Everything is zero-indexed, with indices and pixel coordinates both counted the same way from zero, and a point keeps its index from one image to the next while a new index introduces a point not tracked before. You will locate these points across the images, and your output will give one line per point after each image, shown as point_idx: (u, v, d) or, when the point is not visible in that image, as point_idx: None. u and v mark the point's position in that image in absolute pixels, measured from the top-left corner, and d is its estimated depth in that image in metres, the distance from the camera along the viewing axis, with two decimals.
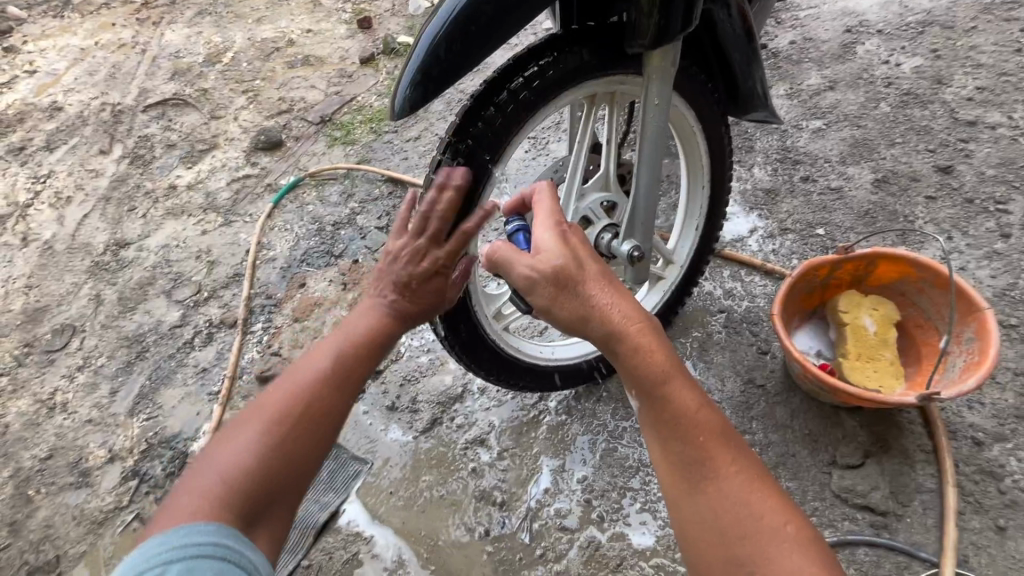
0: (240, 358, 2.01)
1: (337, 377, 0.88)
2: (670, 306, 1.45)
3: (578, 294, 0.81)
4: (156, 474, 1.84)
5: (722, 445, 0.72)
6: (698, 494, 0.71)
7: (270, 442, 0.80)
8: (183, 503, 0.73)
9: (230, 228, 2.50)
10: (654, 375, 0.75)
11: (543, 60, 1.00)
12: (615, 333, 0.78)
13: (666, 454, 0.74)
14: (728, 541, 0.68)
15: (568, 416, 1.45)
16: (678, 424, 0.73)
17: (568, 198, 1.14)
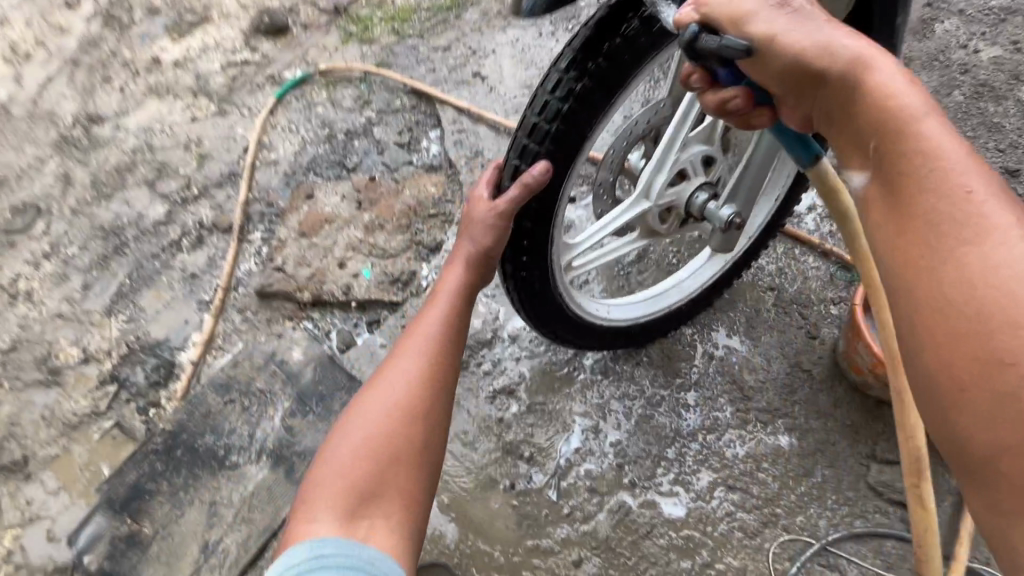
0: (236, 268, 1.83)
1: (425, 369, 0.90)
2: (728, 277, 1.35)
3: (802, 34, 0.73)
4: (138, 382, 1.69)
5: (993, 204, 0.60)
6: (953, 256, 0.60)
7: (372, 441, 0.82)
8: (303, 517, 0.77)
9: (225, 120, 2.20)
10: (904, 115, 0.66)
11: None
12: (855, 87, 0.69)
13: (911, 198, 0.64)
14: (1001, 322, 0.56)
15: (604, 376, 1.38)
16: (936, 162, 0.63)
17: (671, 146, 1.01)
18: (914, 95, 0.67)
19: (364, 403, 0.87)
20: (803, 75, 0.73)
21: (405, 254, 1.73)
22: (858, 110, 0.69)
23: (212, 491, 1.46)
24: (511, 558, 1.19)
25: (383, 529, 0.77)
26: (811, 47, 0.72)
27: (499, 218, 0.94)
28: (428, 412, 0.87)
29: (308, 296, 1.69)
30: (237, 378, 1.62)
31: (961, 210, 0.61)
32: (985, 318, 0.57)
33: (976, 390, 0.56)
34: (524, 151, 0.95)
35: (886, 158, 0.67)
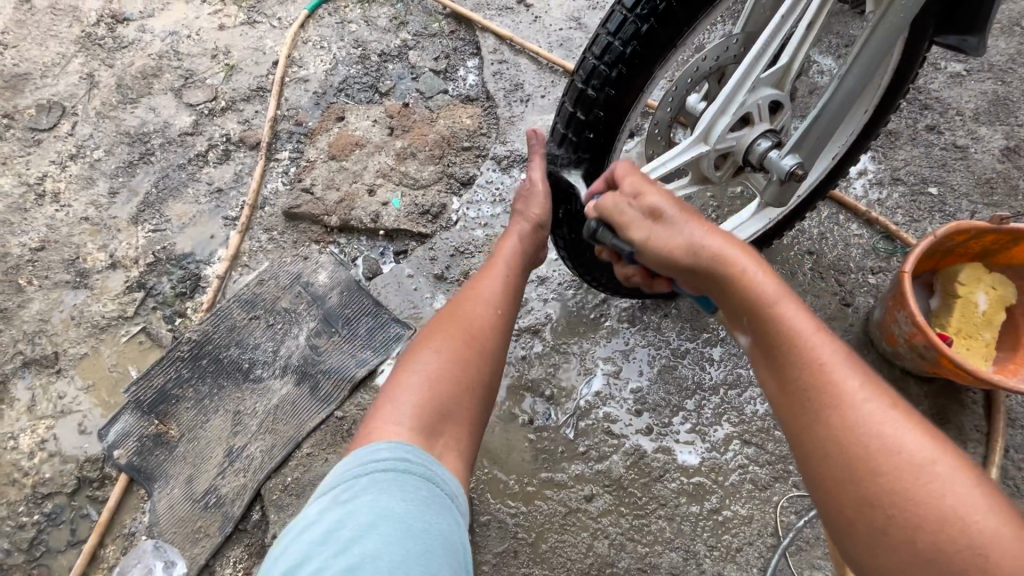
0: (263, 187, 1.81)
1: (497, 315, 0.91)
2: (767, 238, 1.32)
3: (669, 235, 0.81)
4: (165, 291, 1.70)
5: (843, 366, 0.65)
6: (823, 419, 0.63)
7: (448, 367, 0.83)
8: (383, 419, 0.76)
9: (254, 30, 2.11)
10: (762, 294, 0.71)
11: (635, 48, 0.86)
12: (716, 271, 0.76)
13: (780, 364, 0.68)
14: (869, 478, 0.59)
15: (630, 325, 1.37)
16: (792, 338, 0.67)
17: (738, 88, 0.96)
18: (764, 275, 0.72)
19: (440, 330, 0.87)
20: (677, 268, 0.81)
21: (436, 186, 1.69)
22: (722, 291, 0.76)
23: (236, 400, 1.51)
24: (524, 488, 1.23)
25: (454, 452, 0.77)
26: (677, 247, 0.80)
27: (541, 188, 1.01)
28: (495, 357, 0.88)
29: (336, 221, 1.67)
30: (262, 295, 1.63)
31: (819, 377, 0.64)
32: (856, 475, 0.59)
33: (865, 538, 0.58)
34: (592, 73, 0.89)
35: (756, 332, 0.72)
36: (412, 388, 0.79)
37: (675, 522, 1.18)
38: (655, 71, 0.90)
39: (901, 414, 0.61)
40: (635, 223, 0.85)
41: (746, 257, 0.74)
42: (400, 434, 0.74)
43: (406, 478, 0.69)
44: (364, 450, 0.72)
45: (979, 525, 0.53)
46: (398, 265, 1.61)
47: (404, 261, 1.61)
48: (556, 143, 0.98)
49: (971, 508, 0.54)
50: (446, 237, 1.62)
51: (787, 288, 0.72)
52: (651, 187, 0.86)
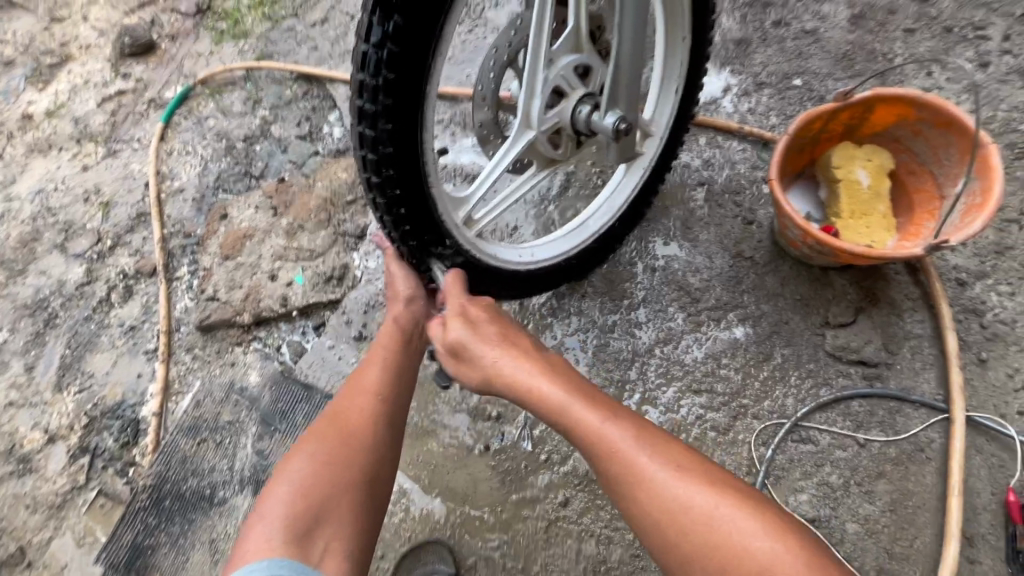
0: (172, 309, 1.76)
1: (377, 407, 0.94)
2: (649, 188, 1.30)
3: (475, 370, 0.93)
4: (110, 447, 1.64)
5: (633, 448, 0.79)
6: (634, 497, 0.76)
7: (324, 471, 0.86)
8: (258, 534, 0.79)
9: (118, 159, 2.07)
10: (556, 404, 0.84)
11: (392, 150, 0.82)
12: (523, 394, 0.88)
13: (596, 461, 0.81)
14: (681, 543, 0.72)
15: (553, 317, 1.34)
16: (588, 436, 0.81)
17: (535, 66, 0.93)
18: (554, 388, 0.86)
19: (318, 433, 0.91)
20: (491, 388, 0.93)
21: (333, 249, 1.67)
22: (530, 410, 0.89)
23: (208, 529, 1.47)
24: (500, 517, 1.19)
25: (334, 557, 0.80)
26: (487, 377, 0.92)
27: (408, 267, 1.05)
28: (378, 453, 0.91)
29: (249, 317, 1.64)
30: (203, 417, 1.58)
31: (618, 463, 0.78)
32: (673, 541, 0.73)
33: None
34: (361, 114, 0.79)
35: (575, 441, 0.84)
36: (290, 495, 0.83)
37: None
38: (426, 87, 0.81)
39: (686, 477, 0.75)
40: (452, 363, 0.98)
41: (540, 374, 0.88)
42: (273, 548, 0.77)
43: None
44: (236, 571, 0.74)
45: (757, 550, 0.68)
46: (319, 338, 1.58)
47: (324, 333, 1.58)
48: (367, 190, 0.88)
49: (751, 539, 0.69)
50: (357, 295, 1.60)
51: (575, 390, 0.86)
52: (453, 319, 0.96)
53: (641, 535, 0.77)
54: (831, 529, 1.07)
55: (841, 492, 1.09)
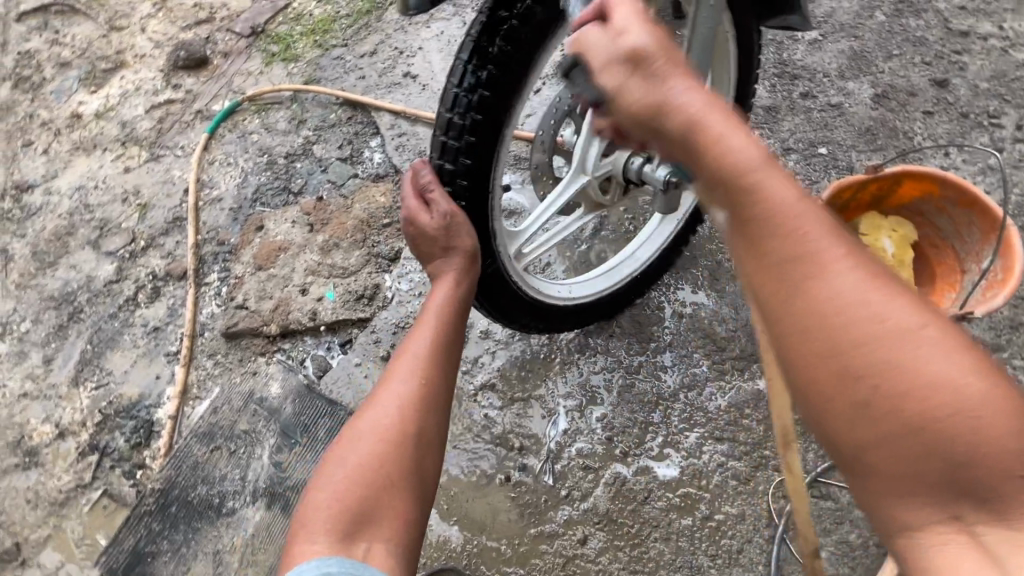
0: (198, 313, 1.78)
1: (422, 386, 0.87)
2: (683, 236, 1.35)
3: (647, 85, 0.65)
4: (120, 446, 1.63)
5: (825, 235, 0.57)
6: (804, 289, 0.56)
7: (366, 466, 0.79)
8: (300, 540, 0.73)
9: (159, 164, 2.14)
10: (747, 162, 0.59)
11: (466, 182, 0.91)
12: (680, 126, 0.63)
13: (755, 237, 0.58)
14: (857, 361, 0.53)
15: (581, 354, 1.38)
16: (765, 203, 0.58)
17: (595, 119, 1.00)
18: (741, 137, 0.60)
19: (359, 425, 0.83)
20: (650, 129, 0.66)
21: (366, 269, 1.71)
22: (667, 137, 0.65)
23: (213, 539, 1.43)
24: (518, 549, 1.19)
25: (382, 551, 0.73)
26: (651, 103, 0.65)
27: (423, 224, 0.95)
28: (423, 437, 0.84)
29: (276, 328, 1.66)
30: (219, 424, 1.58)
31: (799, 244, 0.57)
32: (840, 359, 0.54)
33: (845, 402, 0.54)
34: (443, 149, 0.89)
35: (727, 197, 0.61)
36: (335, 489, 0.77)
37: (672, 541, 1.16)
38: (503, 131, 0.90)
39: (886, 290, 0.55)
40: (606, 67, 0.69)
41: (724, 119, 0.62)
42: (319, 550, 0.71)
43: None
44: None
45: (970, 391, 0.50)
46: (345, 355, 1.61)
47: (350, 350, 1.61)
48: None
49: (961, 370, 0.51)
50: (385, 316, 1.63)
51: (767, 151, 0.61)
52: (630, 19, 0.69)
53: (797, 329, 0.56)
54: None
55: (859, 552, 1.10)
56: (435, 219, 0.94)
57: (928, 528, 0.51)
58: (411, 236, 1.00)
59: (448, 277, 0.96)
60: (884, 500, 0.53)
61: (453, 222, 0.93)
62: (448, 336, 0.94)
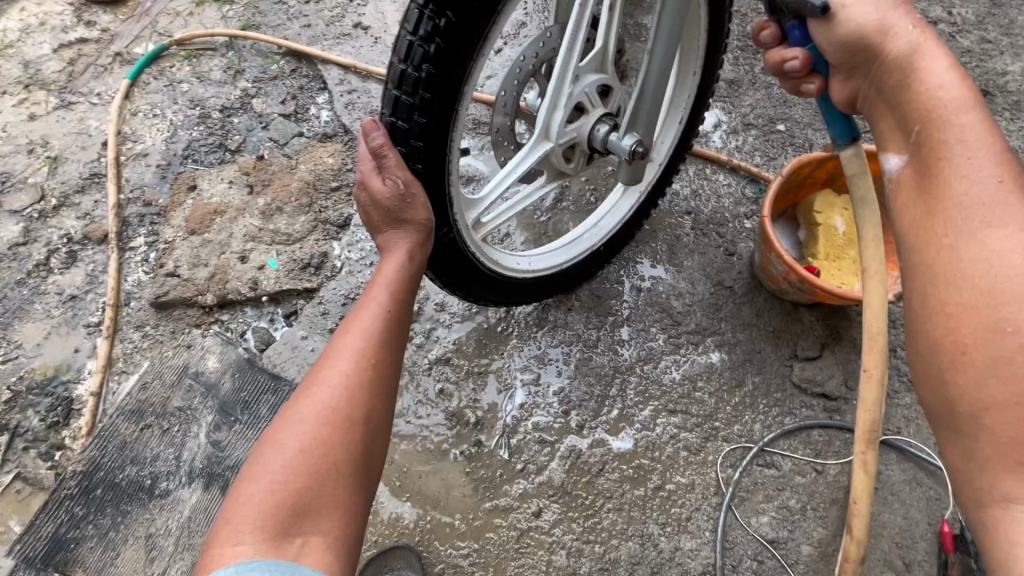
0: (122, 281, 1.61)
1: (371, 365, 0.80)
2: (644, 209, 1.33)
3: (877, 14, 0.73)
4: (34, 426, 1.47)
5: (1006, 202, 0.65)
6: (971, 237, 0.65)
7: (304, 454, 0.72)
8: (224, 536, 0.67)
9: (72, 112, 1.90)
10: (953, 110, 0.68)
11: (422, 143, 0.84)
12: (901, 61, 0.72)
13: (940, 180, 0.68)
14: (1002, 314, 0.61)
15: (538, 328, 1.36)
16: (969, 159, 0.67)
17: (560, 81, 0.94)
18: (957, 97, 0.69)
19: (298, 407, 0.76)
20: (858, 66, 0.75)
21: (312, 236, 1.60)
22: (899, 92, 0.73)
23: (145, 523, 1.33)
24: (472, 524, 1.17)
25: (318, 547, 0.68)
26: (876, 27, 0.73)
27: (376, 191, 0.86)
28: (369, 421, 0.78)
29: (211, 299, 1.54)
30: (148, 401, 1.45)
31: (978, 200, 0.65)
32: (992, 306, 0.62)
33: (975, 345, 0.62)
34: (396, 105, 0.81)
35: (926, 141, 0.70)
36: (266, 481, 0.70)
37: (624, 511, 1.17)
38: (462, 87, 0.83)
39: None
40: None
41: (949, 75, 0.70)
42: (246, 549, 0.65)
43: None
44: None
45: None
46: (290, 327, 1.51)
47: (295, 322, 1.51)
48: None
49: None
50: (333, 286, 1.54)
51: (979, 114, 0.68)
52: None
53: (942, 271, 0.66)
54: (787, 550, 1.13)
55: (798, 516, 1.15)
56: (388, 187, 0.85)
57: (1014, 481, 0.58)
58: (362, 202, 0.91)
59: (404, 247, 0.89)
60: (981, 447, 0.60)
61: (407, 194, 0.86)
62: (398, 310, 0.87)
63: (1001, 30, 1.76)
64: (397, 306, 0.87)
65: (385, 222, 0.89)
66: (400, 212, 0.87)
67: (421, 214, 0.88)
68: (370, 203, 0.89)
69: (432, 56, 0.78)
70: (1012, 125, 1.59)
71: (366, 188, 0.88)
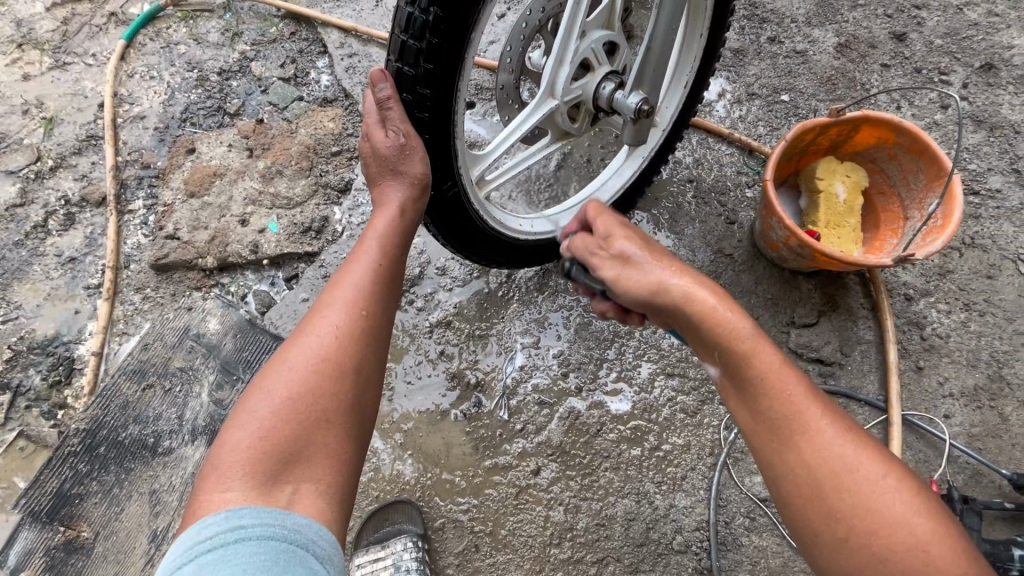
0: (122, 244, 1.61)
1: (360, 317, 0.80)
2: (647, 175, 1.33)
3: (644, 274, 0.75)
4: (37, 385, 1.47)
5: (803, 402, 0.67)
6: (790, 441, 0.66)
7: (296, 402, 0.73)
8: (214, 482, 0.67)
9: (67, 73, 1.87)
10: (739, 335, 0.69)
11: (428, 92, 0.83)
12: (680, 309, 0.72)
13: (751, 393, 0.69)
14: (833, 501, 0.63)
15: (539, 293, 1.37)
16: (764, 377, 0.68)
17: (568, 36, 0.93)
18: (742, 325, 0.70)
19: (287, 357, 0.76)
20: (651, 309, 0.76)
21: (312, 200, 1.59)
22: (690, 328, 0.73)
23: (148, 480, 1.34)
24: (471, 481, 1.20)
25: (309, 495, 0.70)
26: (648, 287, 0.74)
27: (379, 143, 0.86)
28: (359, 373, 0.78)
29: (212, 261, 1.53)
30: (150, 361, 1.46)
31: (784, 410, 0.67)
32: (824, 499, 0.63)
33: (822, 531, 0.64)
34: (402, 50, 0.80)
35: (727, 366, 0.71)
36: (251, 434, 0.70)
37: (621, 470, 1.20)
38: (471, 33, 0.82)
39: (858, 443, 0.66)
40: (603, 262, 0.80)
41: (720, 302, 0.71)
42: (233, 497, 0.66)
43: (237, 547, 0.62)
44: (191, 530, 0.64)
45: (922, 528, 0.60)
46: (290, 290, 1.50)
47: (296, 285, 1.51)
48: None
49: (913, 515, 0.61)
50: (335, 250, 1.53)
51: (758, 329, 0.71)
52: (614, 228, 0.82)
53: (774, 468, 0.67)
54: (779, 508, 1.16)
55: None
56: (390, 139, 0.85)
57: None
58: (363, 155, 0.91)
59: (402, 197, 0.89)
60: None
61: (408, 144, 0.86)
62: (389, 265, 0.86)
63: (1010, 2, 1.74)
64: (390, 260, 0.86)
65: (384, 176, 0.88)
66: (400, 164, 0.87)
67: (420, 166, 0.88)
68: (371, 157, 0.89)
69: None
70: (1016, 99, 1.58)
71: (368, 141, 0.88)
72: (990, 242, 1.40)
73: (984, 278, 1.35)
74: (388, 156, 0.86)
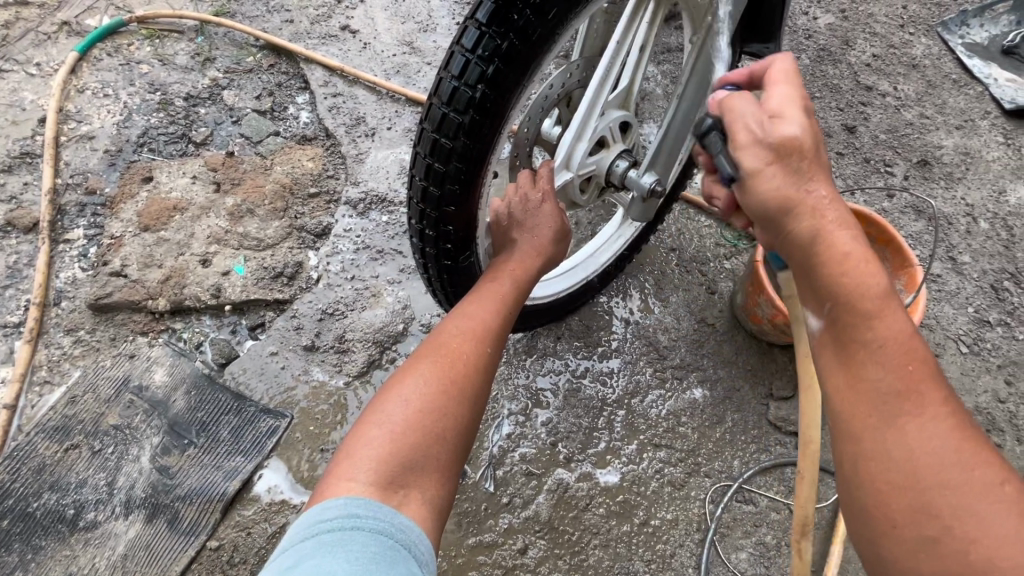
0: (53, 279, 1.42)
1: (487, 330, 0.86)
2: (638, 243, 1.36)
3: (784, 179, 0.65)
4: None
5: (927, 380, 0.59)
6: (897, 422, 0.58)
7: (427, 408, 0.74)
8: (341, 471, 0.68)
9: (4, 82, 1.68)
10: (871, 288, 0.61)
11: (463, 165, 0.81)
12: (807, 237, 0.64)
13: (867, 354, 0.60)
14: (931, 497, 0.55)
15: (528, 355, 1.34)
16: (887, 343, 0.60)
17: (587, 113, 0.94)
18: (876, 275, 0.62)
19: (418, 364, 0.79)
20: (766, 215, 0.68)
21: (285, 243, 1.48)
22: (811, 252, 0.64)
23: (62, 561, 1.13)
24: (454, 561, 1.11)
25: (418, 501, 0.68)
26: (783, 199, 0.65)
27: (543, 204, 0.98)
28: (480, 385, 0.81)
29: (164, 304, 1.38)
30: (76, 418, 1.26)
31: (905, 377, 0.59)
32: (919, 492, 0.56)
33: (903, 531, 0.56)
34: (442, 122, 0.79)
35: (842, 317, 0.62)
36: (388, 422, 0.73)
37: (611, 547, 1.15)
38: (511, 112, 0.81)
39: (975, 443, 0.57)
40: (747, 141, 0.68)
41: (852, 239, 0.63)
42: (358, 487, 0.66)
43: (353, 535, 0.60)
44: (314, 509, 0.63)
45: None
46: (255, 340, 1.38)
47: (262, 335, 1.38)
48: (418, 200, 0.86)
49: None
50: (309, 299, 1.41)
51: (892, 290, 0.62)
52: (786, 101, 0.69)
53: (863, 443, 0.59)
54: None
55: (774, 552, 1.16)
56: (545, 207, 0.98)
57: None
58: (504, 206, 0.99)
59: (524, 247, 0.96)
60: None
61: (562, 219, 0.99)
62: (519, 287, 0.93)
63: (937, 107, 1.96)
64: (523, 285, 0.94)
65: (529, 233, 0.97)
66: (546, 225, 0.97)
67: (561, 233, 1.00)
68: (518, 209, 0.98)
69: (491, 79, 0.76)
70: (946, 193, 1.78)
71: (519, 197, 0.98)
72: (934, 322, 1.54)
73: (932, 355, 1.48)
74: (538, 216, 0.98)
